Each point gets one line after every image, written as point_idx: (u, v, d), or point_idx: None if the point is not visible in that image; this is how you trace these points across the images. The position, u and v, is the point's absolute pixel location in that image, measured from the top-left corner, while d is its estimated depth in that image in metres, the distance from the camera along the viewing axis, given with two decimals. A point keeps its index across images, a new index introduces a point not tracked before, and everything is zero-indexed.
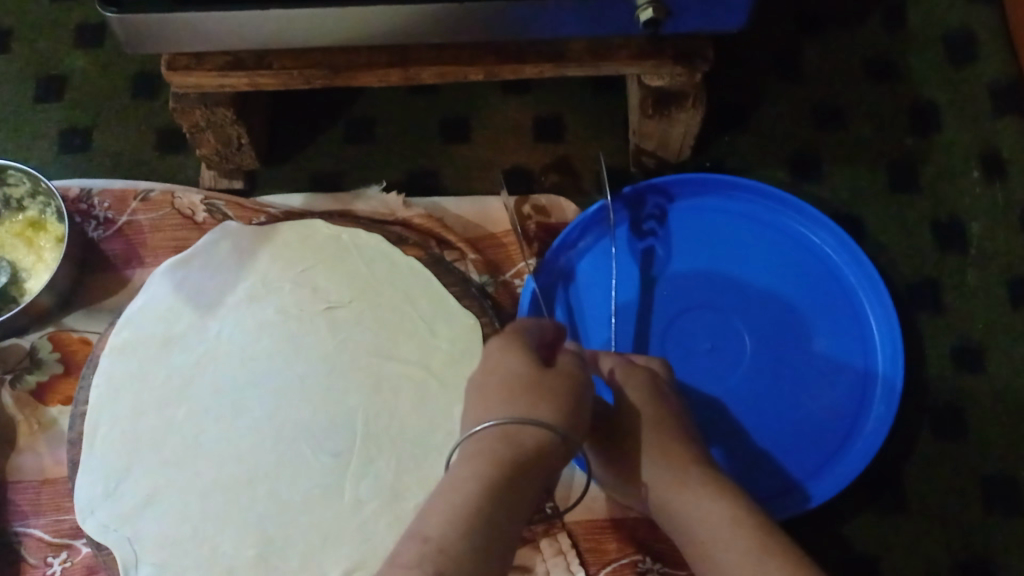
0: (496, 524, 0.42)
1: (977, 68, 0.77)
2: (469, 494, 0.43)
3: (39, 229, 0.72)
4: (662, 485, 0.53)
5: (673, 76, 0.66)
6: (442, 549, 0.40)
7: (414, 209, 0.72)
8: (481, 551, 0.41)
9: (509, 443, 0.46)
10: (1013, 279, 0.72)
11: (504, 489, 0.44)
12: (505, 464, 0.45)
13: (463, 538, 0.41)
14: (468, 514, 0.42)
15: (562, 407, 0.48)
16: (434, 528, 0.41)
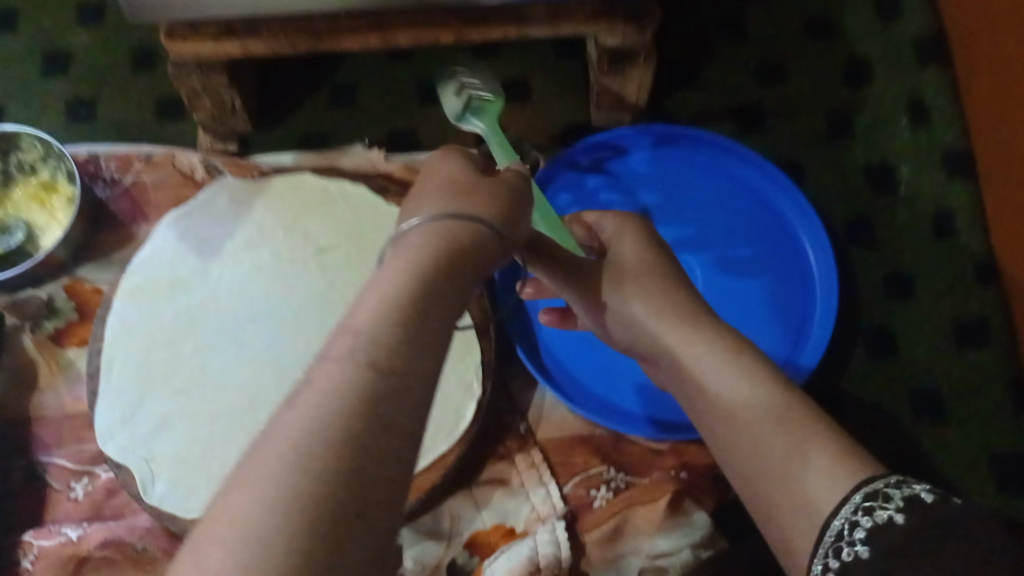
0: (444, 305, 0.34)
1: (904, 26, 0.85)
2: (405, 278, 0.34)
3: (51, 190, 0.78)
4: (644, 320, 0.53)
5: (626, 34, 0.73)
6: (378, 333, 0.31)
7: (394, 163, 0.79)
8: (427, 332, 0.32)
9: (442, 243, 0.36)
10: (939, 214, 0.79)
11: (434, 293, 0.34)
12: (439, 261, 0.35)
13: (401, 318, 0.32)
14: (410, 284, 0.33)
15: (493, 203, 0.41)
16: (367, 304, 0.33)
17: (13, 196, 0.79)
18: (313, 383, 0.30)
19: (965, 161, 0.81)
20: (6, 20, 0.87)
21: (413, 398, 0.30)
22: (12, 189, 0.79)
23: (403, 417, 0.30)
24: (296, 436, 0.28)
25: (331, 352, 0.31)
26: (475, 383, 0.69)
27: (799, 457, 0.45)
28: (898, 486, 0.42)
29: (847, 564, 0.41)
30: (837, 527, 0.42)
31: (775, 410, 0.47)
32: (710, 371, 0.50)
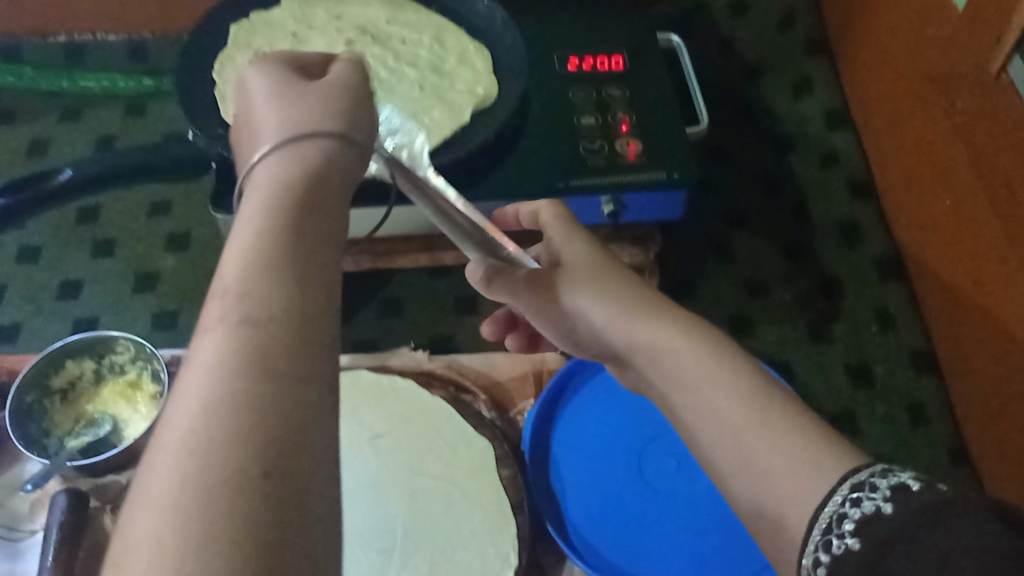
0: (310, 236, 0.39)
1: (864, 250, 0.99)
2: (263, 225, 0.38)
3: (137, 387, 0.89)
4: (621, 320, 0.57)
5: (631, 255, 0.90)
6: (250, 298, 0.36)
7: (437, 361, 0.91)
8: (301, 278, 0.37)
9: (296, 161, 0.41)
10: (912, 405, 0.90)
11: (301, 232, 0.39)
12: (294, 184, 0.40)
13: (269, 275, 0.37)
14: (273, 230, 0.38)
15: (340, 103, 0.45)
16: (234, 260, 0.38)
17: (103, 392, 0.90)
18: (198, 360, 0.35)
19: (928, 360, 0.92)
20: (104, 245, 1.02)
21: (293, 349, 0.35)
22: (103, 386, 0.90)
23: (301, 361, 0.35)
24: (192, 434, 0.32)
25: (214, 318, 0.36)
26: (511, 554, 0.76)
27: (759, 427, 0.50)
28: (884, 477, 0.44)
29: (837, 554, 0.42)
30: (825, 522, 0.44)
31: (751, 396, 0.51)
32: (694, 372, 0.53)
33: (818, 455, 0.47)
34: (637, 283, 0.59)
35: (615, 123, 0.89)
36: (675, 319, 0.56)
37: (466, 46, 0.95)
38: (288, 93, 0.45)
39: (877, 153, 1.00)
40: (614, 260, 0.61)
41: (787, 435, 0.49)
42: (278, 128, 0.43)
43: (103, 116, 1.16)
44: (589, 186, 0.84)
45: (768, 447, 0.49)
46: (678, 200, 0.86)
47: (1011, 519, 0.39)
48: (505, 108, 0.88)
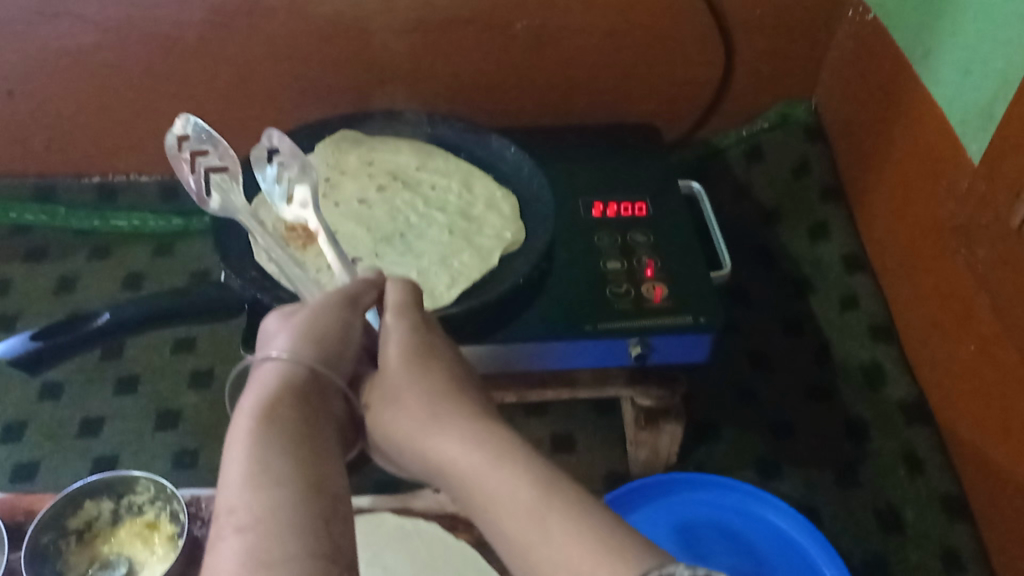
0: (306, 444, 0.52)
1: (890, 390, 0.97)
2: (250, 450, 0.50)
3: (154, 528, 0.88)
4: (415, 435, 0.56)
5: (657, 396, 0.89)
6: (244, 511, 0.47)
7: (461, 504, 0.87)
8: (292, 478, 0.49)
9: (274, 391, 0.55)
10: (946, 550, 0.87)
11: (294, 411, 0.54)
12: (271, 408, 0.53)
13: (265, 485, 0.48)
14: (270, 421, 0.52)
15: (317, 343, 0.59)
16: (234, 486, 0.49)
17: (118, 533, 0.88)
18: (219, 566, 0.45)
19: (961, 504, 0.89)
20: (128, 381, 1.02)
21: (294, 535, 0.46)
22: (119, 526, 0.88)
23: (302, 545, 0.45)
24: (238, 559, 0.44)
25: (225, 532, 0.47)
26: None
27: (540, 540, 0.48)
28: None
29: None
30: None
31: (534, 506, 0.49)
32: (492, 486, 0.51)
33: (597, 566, 0.45)
34: (438, 390, 0.58)
35: (641, 267, 0.91)
36: (475, 430, 0.54)
37: (494, 193, 0.99)
38: (286, 337, 0.60)
39: (897, 297, 1.01)
40: (434, 361, 0.61)
41: (573, 540, 0.47)
42: (272, 364, 0.57)
43: (132, 254, 1.21)
44: (615, 330, 0.84)
45: (555, 559, 0.47)
46: (706, 343, 0.86)
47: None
48: (532, 251, 0.91)
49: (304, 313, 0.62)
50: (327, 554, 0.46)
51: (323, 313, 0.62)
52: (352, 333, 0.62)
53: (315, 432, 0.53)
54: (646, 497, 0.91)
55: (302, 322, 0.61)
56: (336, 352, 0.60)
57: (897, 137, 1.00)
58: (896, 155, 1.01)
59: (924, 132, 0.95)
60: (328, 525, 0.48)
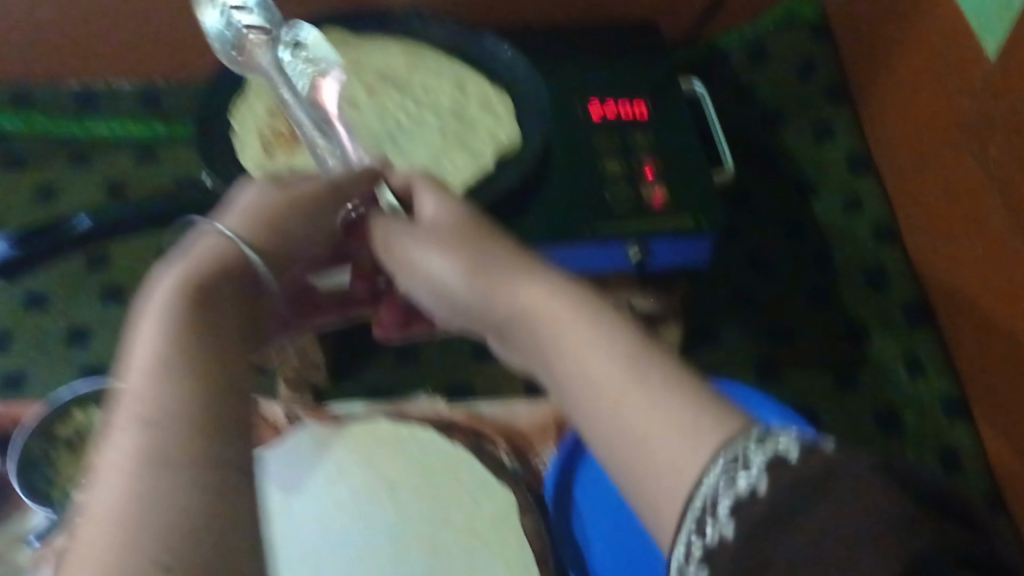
0: (221, 329, 0.48)
1: (892, 294, 0.97)
2: (163, 333, 0.46)
3: None
4: (490, 287, 0.57)
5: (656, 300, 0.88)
6: (147, 401, 0.43)
7: (457, 409, 0.88)
8: (202, 370, 0.45)
9: (200, 266, 0.50)
10: (945, 451, 0.89)
11: (211, 297, 0.49)
12: (193, 287, 0.49)
13: (170, 376, 0.44)
14: (179, 304, 0.47)
15: (262, 233, 0.56)
16: (138, 372, 0.45)
17: None
18: (113, 461, 0.42)
19: (960, 407, 0.90)
20: (112, 290, 1.00)
21: (194, 435, 0.42)
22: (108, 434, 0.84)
23: (204, 448, 0.42)
24: (132, 461, 0.41)
25: (122, 421, 0.43)
26: None
27: (634, 386, 0.50)
28: (760, 450, 0.45)
29: (710, 545, 0.44)
30: (701, 504, 0.45)
31: (629, 356, 0.51)
32: (573, 343, 0.53)
33: (698, 418, 0.49)
34: (487, 252, 0.59)
35: (639, 168, 0.88)
36: (543, 290, 0.56)
37: (489, 90, 0.96)
38: (231, 217, 0.56)
39: (902, 201, 1.00)
40: (475, 223, 0.62)
41: (672, 391, 0.50)
42: (208, 238, 0.53)
43: (114, 162, 1.17)
44: (615, 233, 0.83)
45: (653, 410, 0.50)
46: (705, 247, 0.85)
47: (900, 477, 0.43)
48: (529, 153, 0.88)
49: (255, 194, 0.58)
50: (231, 460, 0.43)
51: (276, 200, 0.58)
52: (304, 227, 0.59)
53: (230, 314, 0.50)
54: None
55: (251, 206, 0.57)
56: (278, 242, 0.57)
57: (910, 35, 0.96)
58: (907, 55, 0.96)
59: (936, 33, 0.91)
60: (240, 427, 0.45)
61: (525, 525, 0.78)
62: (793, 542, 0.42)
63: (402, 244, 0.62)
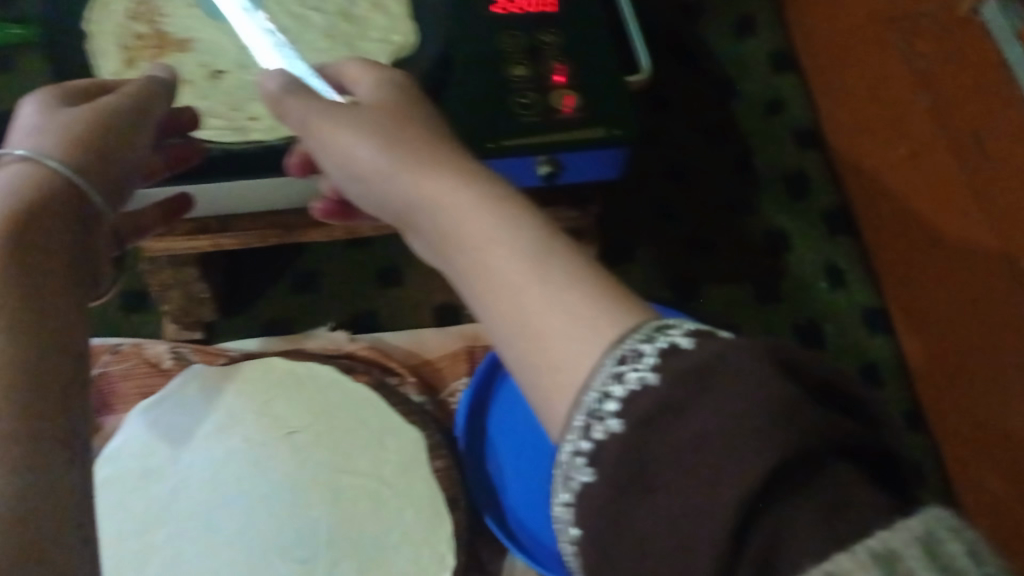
0: (39, 282, 0.40)
1: (813, 200, 0.94)
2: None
3: None
4: (334, 140, 0.48)
5: (568, 218, 0.83)
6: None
7: (359, 342, 0.84)
8: (18, 333, 0.38)
9: (14, 204, 0.42)
10: (865, 366, 0.87)
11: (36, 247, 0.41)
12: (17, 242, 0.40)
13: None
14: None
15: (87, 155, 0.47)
16: None
17: None
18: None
19: (881, 317, 0.89)
20: None
21: (4, 404, 0.35)
22: None
23: (10, 421, 0.35)
24: None
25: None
26: (448, 554, 0.69)
27: (488, 238, 0.40)
28: (649, 339, 0.36)
29: (600, 444, 0.34)
30: (581, 421, 0.35)
31: (482, 198, 0.41)
32: (471, 222, 0.41)
33: (591, 301, 0.38)
34: (407, 124, 0.47)
35: (549, 72, 0.79)
36: (434, 163, 0.44)
37: None
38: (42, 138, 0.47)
39: (828, 106, 0.95)
40: (406, 100, 0.50)
41: (545, 253, 0.39)
42: (18, 169, 0.45)
43: None
44: (524, 147, 0.75)
45: (522, 288, 0.38)
46: (619, 158, 0.79)
47: (789, 364, 0.34)
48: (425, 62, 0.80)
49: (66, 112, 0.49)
50: (42, 436, 0.36)
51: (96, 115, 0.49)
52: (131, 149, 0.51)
53: (54, 258, 0.42)
54: None
55: (67, 127, 0.48)
56: (104, 163, 0.49)
57: None
58: None
59: None
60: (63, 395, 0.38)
61: (434, 466, 0.74)
62: (667, 450, 0.33)
63: (310, 112, 0.49)
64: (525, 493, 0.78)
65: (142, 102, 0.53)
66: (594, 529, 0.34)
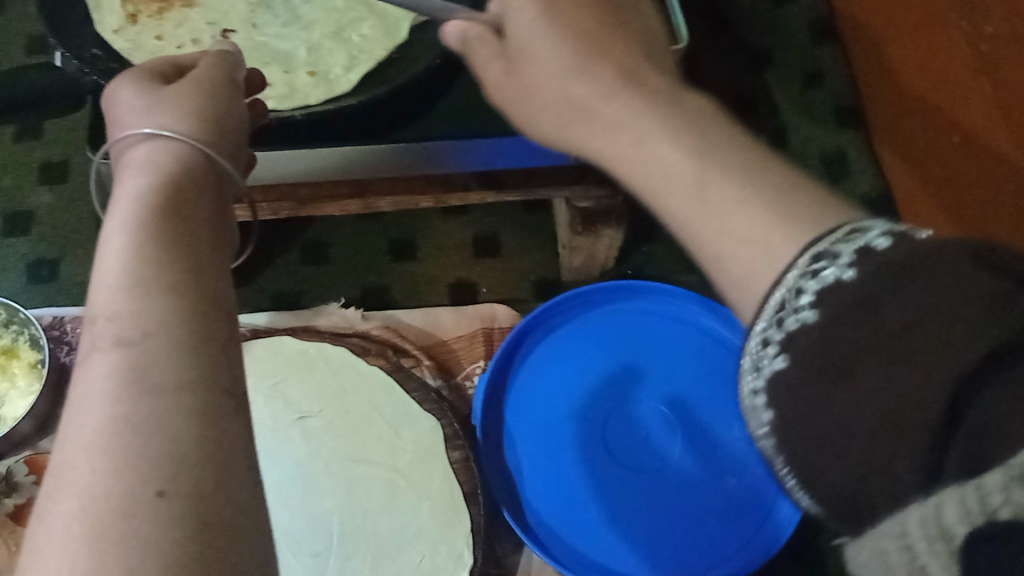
0: (198, 252, 0.42)
1: (851, 184, 0.94)
2: (143, 250, 0.40)
3: (12, 356, 0.76)
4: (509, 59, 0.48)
5: (597, 197, 0.77)
6: (130, 323, 0.38)
7: (372, 322, 0.80)
8: (186, 293, 0.40)
9: (165, 180, 0.43)
10: None
11: (188, 201, 0.43)
12: (172, 194, 0.43)
13: (155, 297, 0.39)
14: (161, 214, 0.42)
15: (207, 121, 0.47)
16: (120, 292, 0.39)
17: None
18: (93, 388, 0.37)
19: None
20: None
21: (185, 362, 0.38)
22: None
23: (186, 366, 0.38)
24: (119, 416, 0.36)
25: (103, 344, 0.38)
26: (465, 553, 0.67)
27: (676, 151, 0.40)
28: (847, 240, 0.33)
29: (787, 341, 0.33)
30: (786, 292, 0.34)
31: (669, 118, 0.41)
32: (673, 112, 0.42)
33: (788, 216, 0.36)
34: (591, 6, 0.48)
35: None
36: (626, 60, 0.45)
37: None
38: (156, 108, 0.46)
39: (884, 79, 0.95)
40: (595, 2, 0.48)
41: (741, 171, 0.38)
42: (150, 147, 0.45)
43: None
44: None
45: (713, 206, 0.38)
46: None
47: (1002, 264, 0.29)
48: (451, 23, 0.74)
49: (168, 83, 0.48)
50: (220, 386, 0.38)
51: (202, 83, 0.48)
52: (240, 118, 0.50)
53: (203, 227, 0.44)
54: (587, 303, 0.83)
55: (176, 97, 0.47)
56: (221, 139, 0.48)
57: None
58: None
59: None
60: (225, 351, 0.40)
61: (451, 457, 0.71)
62: (897, 315, 0.30)
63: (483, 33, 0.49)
64: (540, 483, 0.75)
65: (230, 67, 0.51)
66: (788, 401, 0.33)
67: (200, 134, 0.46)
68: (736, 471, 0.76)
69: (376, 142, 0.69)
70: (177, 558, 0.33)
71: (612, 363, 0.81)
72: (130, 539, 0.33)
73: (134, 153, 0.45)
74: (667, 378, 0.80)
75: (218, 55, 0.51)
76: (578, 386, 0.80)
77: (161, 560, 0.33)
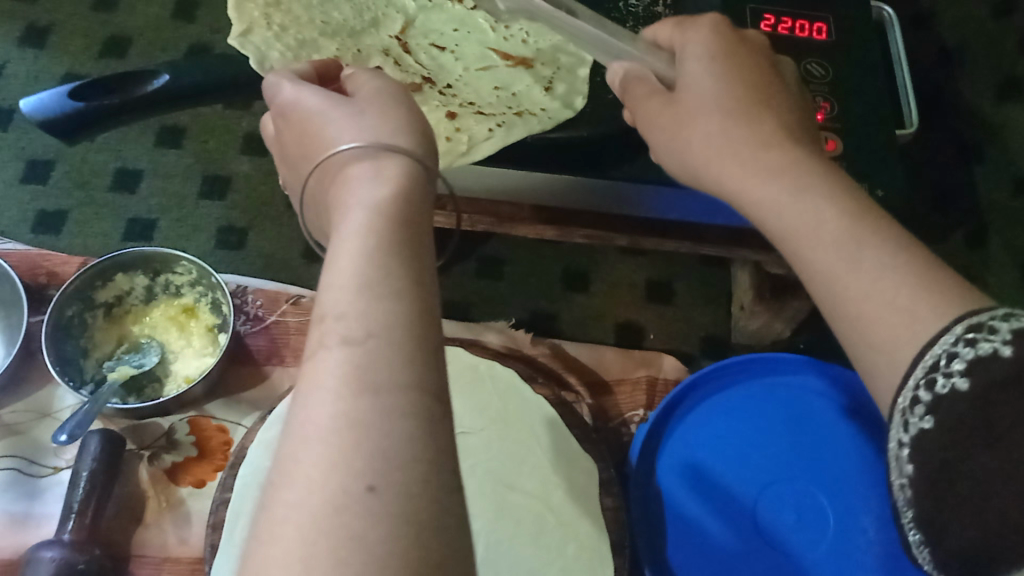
0: (419, 250, 0.43)
1: None
2: (369, 245, 0.41)
3: (191, 315, 0.78)
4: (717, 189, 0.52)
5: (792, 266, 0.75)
6: (355, 319, 0.38)
7: (539, 347, 0.82)
8: (409, 289, 0.40)
9: (396, 185, 0.45)
10: None
11: (401, 208, 0.44)
12: (399, 206, 0.44)
13: (382, 294, 0.39)
14: (388, 223, 0.42)
15: (414, 128, 0.49)
16: (345, 285, 0.40)
17: (153, 315, 0.79)
18: (319, 382, 0.37)
19: None
20: None
21: (407, 359, 0.37)
22: (153, 307, 0.79)
23: (407, 370, 0.37)
24: (331, 420, 0.35)
25: (328, 339, 0.38)
26: None
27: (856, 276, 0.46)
28: (1004, 321, 0.41)
29: (940, 394, 0.42)
30: (940, 349, 0.42)
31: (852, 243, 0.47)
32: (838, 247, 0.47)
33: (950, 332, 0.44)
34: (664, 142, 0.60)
35: (811, 109, 0.72)
36: (880, 234, 0.47)
37: None
38: (365, 124, 0.49)
39: None
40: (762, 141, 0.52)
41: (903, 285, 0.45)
42: (364, 164, 0.46)
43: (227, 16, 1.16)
44: None
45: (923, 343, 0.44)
46: None
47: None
48: None
49: (370, 95, 0.51)
50: (434, 390, 0.37)
51: (405, 99, 0.52)
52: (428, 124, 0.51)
53: (422, 221, 0.45)
54: (742, 373, 0.81)
55: (386, 114, 0.50)
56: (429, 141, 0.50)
57: None
58: None
59: None
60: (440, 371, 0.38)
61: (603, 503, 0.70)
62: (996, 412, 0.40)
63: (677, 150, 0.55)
64: (679, 536, 0.73)
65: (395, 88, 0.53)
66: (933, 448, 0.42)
67: (407, 143, 0.48)
68: (882, 571, 0.71)
69: (583, 177, 0.69)
70: (387, 563, 0.32)
71: (762, 435, 0.78)
72: (343, 540, 0.32)
73: (352, 169, 0.47)
74: (829, 458, 0.76)
75: (384, 82, 0.53)
76: (723, 453, 0.77)
77: (371, 561, 0.32)
